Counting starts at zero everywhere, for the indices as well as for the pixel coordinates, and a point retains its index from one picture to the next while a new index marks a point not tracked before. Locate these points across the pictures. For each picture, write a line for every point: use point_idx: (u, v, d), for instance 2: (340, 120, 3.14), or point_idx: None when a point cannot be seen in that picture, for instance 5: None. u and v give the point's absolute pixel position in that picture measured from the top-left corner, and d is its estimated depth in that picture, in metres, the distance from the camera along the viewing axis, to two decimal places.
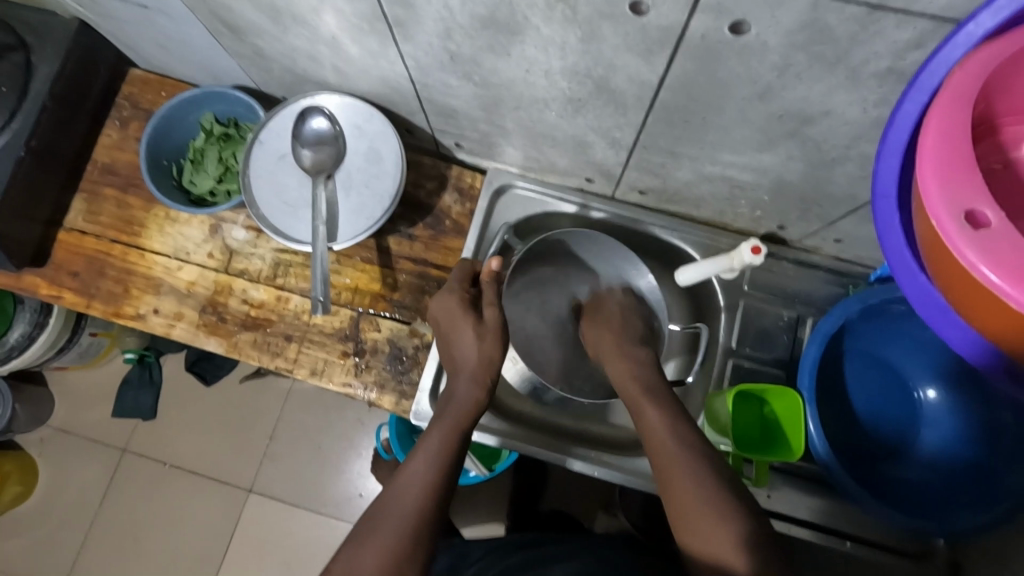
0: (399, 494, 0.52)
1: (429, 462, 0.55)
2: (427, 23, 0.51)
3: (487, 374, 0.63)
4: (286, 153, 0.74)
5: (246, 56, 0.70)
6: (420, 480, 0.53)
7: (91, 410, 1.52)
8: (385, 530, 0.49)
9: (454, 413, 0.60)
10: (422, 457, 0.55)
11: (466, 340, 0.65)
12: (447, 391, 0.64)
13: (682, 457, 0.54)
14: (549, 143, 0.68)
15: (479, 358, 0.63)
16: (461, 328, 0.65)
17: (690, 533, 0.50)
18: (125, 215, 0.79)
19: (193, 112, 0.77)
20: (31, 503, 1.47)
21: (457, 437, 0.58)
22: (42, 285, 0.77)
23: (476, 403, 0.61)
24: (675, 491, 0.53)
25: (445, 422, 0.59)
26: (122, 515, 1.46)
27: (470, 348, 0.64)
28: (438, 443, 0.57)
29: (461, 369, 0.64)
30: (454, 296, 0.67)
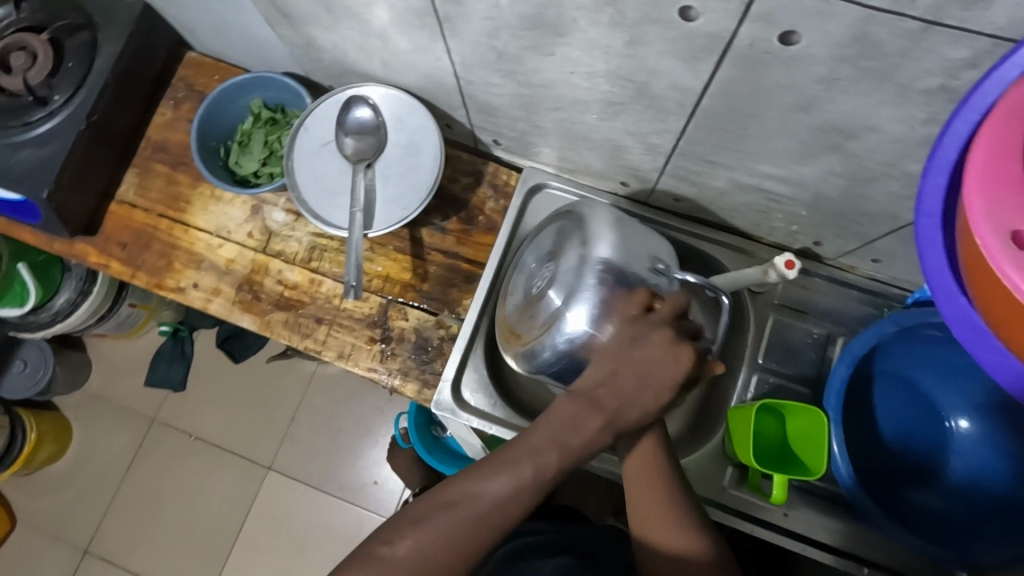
0: (465, 514, 0.48)
1: (564, 433, 0.51)
2: (475, 21, 0.52)
3: (609, 356, 0.54)
4: (329, 141, 0.75)
5: (297, 45, 0.72)
6: (558, 438, 0.51)
7: (126, 379, 1.62)
8: (516, 467, 0.50)
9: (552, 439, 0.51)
10: (503, 468, 0.50)
11: (649, 347, 0.52)
12: (588, 391, 0.52)
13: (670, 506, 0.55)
14: (585, 144, 0.69)
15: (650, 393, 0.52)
16: (651, 334, 0.53)
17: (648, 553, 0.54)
18: (172, 191, 0.82)
19: (243, 96, 0.80)
20: (66, 461, 1.57)
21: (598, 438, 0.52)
22: (92, 254, 0.80)
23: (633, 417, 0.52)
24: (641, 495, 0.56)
25: (596, 409, 0.52)
26: (153, 476, 1.57)
27: (646, 372, 0.52)
28: (578, 429, 0.51)
29: (632, 375, 0.52)
30: (667, 333, 0.53)
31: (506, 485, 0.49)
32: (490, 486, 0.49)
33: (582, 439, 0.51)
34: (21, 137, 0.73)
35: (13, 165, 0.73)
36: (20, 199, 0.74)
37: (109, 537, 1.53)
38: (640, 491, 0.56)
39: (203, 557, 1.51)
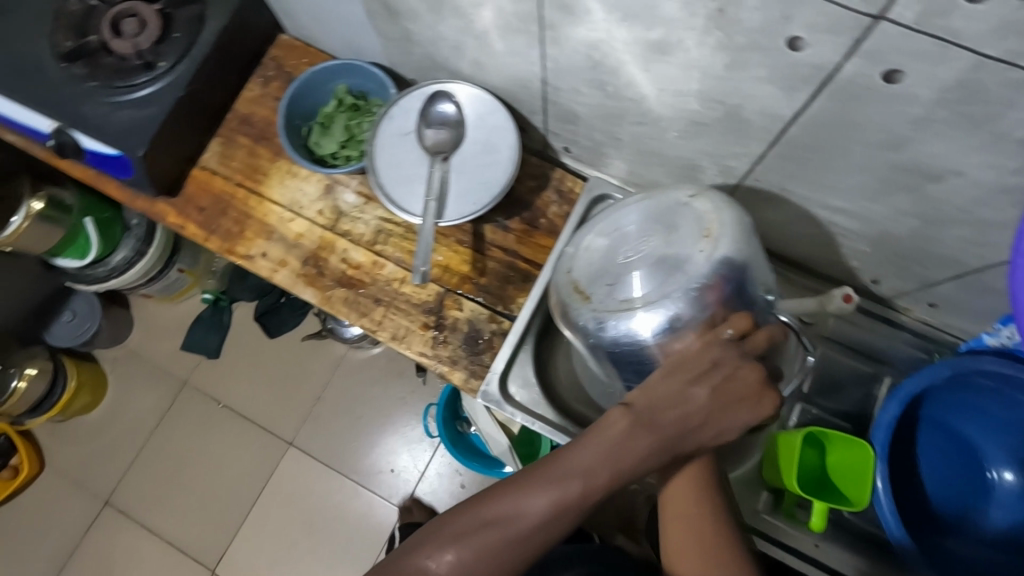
0: (507, 531, 0.52)
1: (606, 453, 0.53)
2: (579, 31, 0.55)
3: (688, 374, 0.53)
4: (409, 131, 0.77)
5: (392, 38, 0.76)
6: (601, 456, 0.53)
7: (163, 340, 1.67)
8: (556, 485, 0.53)
9: (597, 463, 0.53)
10: (542, 486, 0.53)
11: (739, 381, 0.53)
12: (650, 413, 0.53)
13: (708, 540, 0.56)
14: (657, 161, 0.71)
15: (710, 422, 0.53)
16: (741, 368, 0.53)
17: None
18: (252, 163, 0.86)
19: (330, 81, 0.84)
20: (98, 413, 1.62)
21: (649, 461, 0.53)
22: (171, 214, 0.85)
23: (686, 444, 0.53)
24: (680, 527, 0.56)
25: (655, 430, 0.53)
26: (178, 439, 1.61)
27: (719, 408, 0.53)
28: (626, 450, 0.52)
29: (710, 406, 0.52)
30: (755, 372, 0.53)
31: (550, 503, 0.52)
32: (533, 503, 0.52)
33: (636, 461, 0.52)
34: (125, 97, 0.78)
35: (116, 122, 0.77)
36: (115, 154, 0.79)
37: (131, 492, 1.57)
38: (675, 522, 0.57)
39: (218, 523, 1.55)
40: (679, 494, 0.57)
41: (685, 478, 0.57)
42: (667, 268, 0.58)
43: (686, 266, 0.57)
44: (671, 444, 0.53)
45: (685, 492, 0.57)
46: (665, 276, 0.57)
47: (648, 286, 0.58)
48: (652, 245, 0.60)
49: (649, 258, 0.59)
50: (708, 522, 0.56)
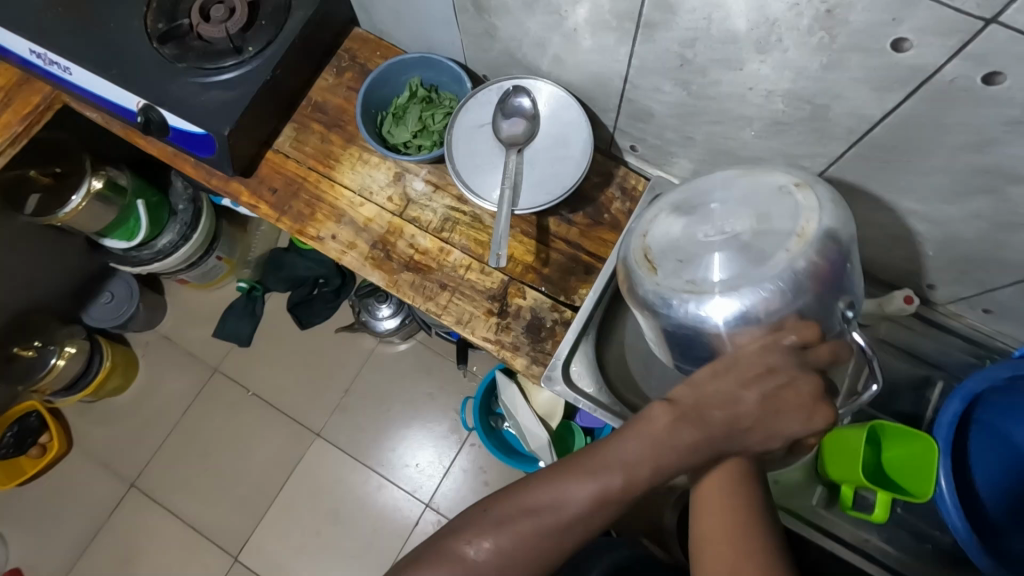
0: (546, 521, 0.50)
1: (654, 445, 0.50)
2: (677, 30, 0.58)
3: (740, 376, 0.51)
4: (484, 123, 0.80)
5: (473, 34, 0.79)
6: (651, 447, 0.50)
7: (195, 327, 1.69)
8: (599, 473, 0.51)
9: (637, 442, 0.51)
10: (583, 472, 0.51)
11: (794, 389, 0.50)
12: (702, 405, 0.50)
13: (747, 545, 0.48)
14: (727, 161, 0.74)
15: (764, 426, 0.50)
16: (798, 376, 0.50)
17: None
18: (324, 148, 0.89)
19: (408, 72, 0.87)
20: (128, 395, 1.64)
21: (699, 456, 0.50)
22: (244, 193, 0.87)
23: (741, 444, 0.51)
24: (715, 527, 0.50)
25: (704, 427, 0.50)
26: (207, 425, 1.62)
27: (770, 414, 0.50)
28: (676, 442, 0.50)
29: (760, 411, 0.50)
30: (813, 380, 0.50)
31: (591, 492, 0.50)
32: (573, 492, 0.50)
33: (685, 454, 0.50)
34: (212, 79, 0.81)
35: (202, 102, 0.80)
36: (199, 133, 0.81)
37: (157, 476, 1.58)
38: (708, 497, 0.51)
39: (244, 509, 1.56)
40: (716, 488, 0.51)
41: (729, 473, 0.51)
42: (756, 261, 0.58)
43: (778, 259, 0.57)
44: (715, 443, 0.50)
45: (727, 489, 0.51)
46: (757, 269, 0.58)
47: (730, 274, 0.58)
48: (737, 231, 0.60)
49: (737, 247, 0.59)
50: (748, 505, 0.50)
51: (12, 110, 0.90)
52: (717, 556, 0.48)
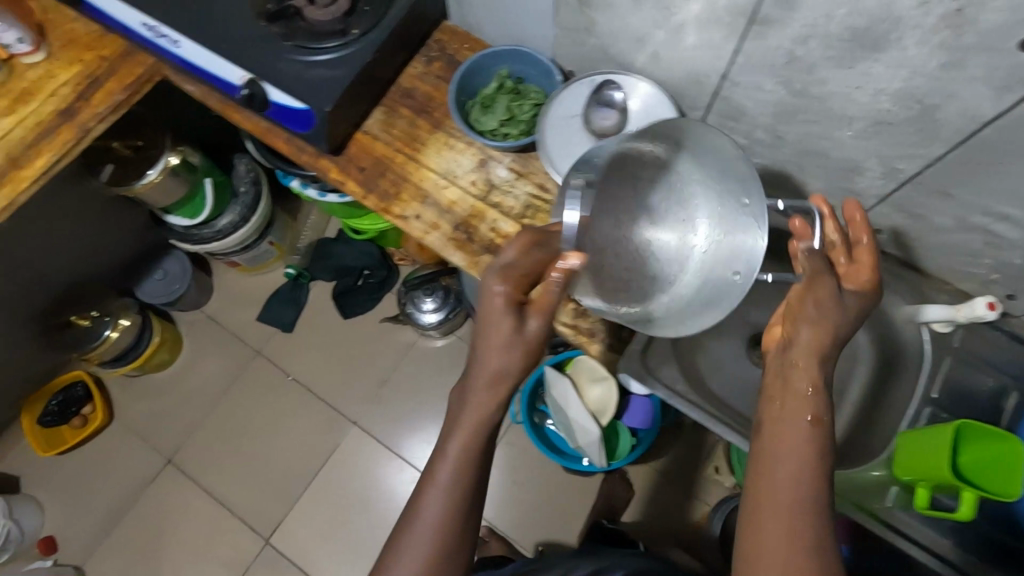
0: (439, 478, 0.64)
1: (497, 358, 0.61)
2: (792, 27, 0.60)
3: (490, 304, 0.62)
4: (576, 115, 0.83)
5: (571, 28, 0.82)
6: (491, 364, 0.62)
7: (240, 310, 1.72)
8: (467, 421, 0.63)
9: (497, 317, 0.60)
10: (462, 417, 0.64)
11: (489, 300, 0.61)
12: (482, 303, 0.62)
13: (797, 508, 0.54)
14: (816, 162, 0.76)
15: (517, 341, 0.61)
16: (502, 282, 0.61)
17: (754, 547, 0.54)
18: (412, 132, 0.92)
19: (496, 64, 0.91)
20: (170, 373, 1.66)
21: (497, 360, 0.62)
22: (333, 170, 0.90)
23: (505, 353, 0.61)
24: (774, 485, 0.55)
25: (491, 338, 0.61)
26: (246, 406, 1.64)
27: (488, 325, 0.61)
28: (472, 344, 0.62)
29: (490, 325, 0.61)
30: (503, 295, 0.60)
31: (461, 439, 0.63)
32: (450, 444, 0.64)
33: (495, 370, 0.62)
34: (318, 58, 0.85)
35: (307, 79, 0.84)
36: (299, 108, 0.85)
37: (194, 453, 1.60)
38: (774, 456, 0.57)
39: (277, 492, 1.57)
40: (786, 453, 0.56)
41: (796, 438, 0.56)
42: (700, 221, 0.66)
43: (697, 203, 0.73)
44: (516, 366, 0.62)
45: (789, 455, 0.56)
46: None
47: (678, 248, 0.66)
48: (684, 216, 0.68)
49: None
50: (798, 487, 0.54)
51: (116, 78, 0.95)
52: (764, 545, 0.54)
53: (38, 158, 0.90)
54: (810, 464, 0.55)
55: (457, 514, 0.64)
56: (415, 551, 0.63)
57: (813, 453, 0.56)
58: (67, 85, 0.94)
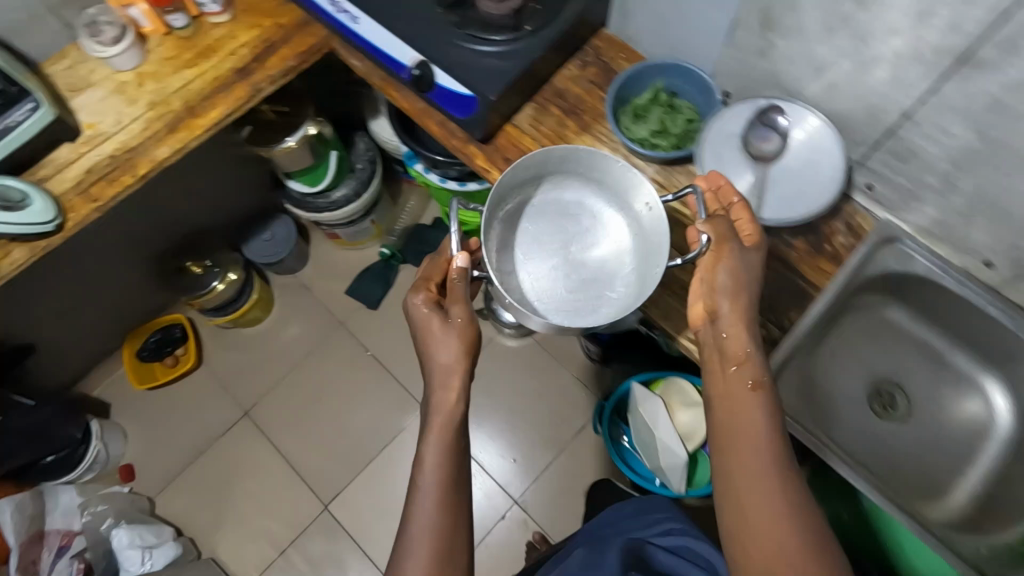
0: (427, 483, 0.74)
1: (450, 347, 0.82)
2: (1008, 71, 0.60)
3: (429, 322, 0.84)
4: (735, 135, 0.83)
5: (743, 50, 0.83)
6: (445, 358, 0.82)
7: (331, 281, 1.78)
8: (437, 423, 0.79)
9: (449, 341, 0.82)
10: (438, 431, 0.78)
11: (440, 325, 0.84)
12: (423, 325, 0.85)
13: (756, 457, 0.65)
14: (986, 213, 0.75)
15: (459, 333, 0.83)
16: (448, 310, 0.84)
17: (747, 520, 0.62)
18: (560, 132, 0.94)
19: (654, 76, 0.92)
20: (258, 330, 1.73)
21: (458, 351, 0.82)
22: (480, 157, 0.93)
23: (461, 339, 0.83)
24: (732, 453, 0.66)
25: (440, 341, 0.83)
26: (323, 373, 1.69)
27: (442, 334, 0.83)
28: (434, 350, 0.83)
29: (437, 335, 0.83)
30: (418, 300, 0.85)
31: (438, 440, 0.77)
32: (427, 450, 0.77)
33: (460, 360, 0.82)
34: (490, 47, 0.88)
35: (479, 67, 0.87)
36: (464, 95, 0.89)
37: (270, 409, 1.66)
38: (730, 425, 0.68)
39: (341, 460, 1.61)
40: (742, 415, 0.68)
41: (750, 409, 0.68)
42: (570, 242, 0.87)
43: (627, 240, 0.87)
44: (467, 349, 0.83)
45: (747, 421, 0.67)
46: (612, 251, 0.88)
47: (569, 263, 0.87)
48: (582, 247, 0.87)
49: (596, 244, 0.87)
50: (765, 456, 0.65)
51: (290, 45, 1.01)
52: (762, 533, 0.61)
53: (213, 109, 0.97)
54: (769, 420, 0.67)
55: (450, 515, 0.73)
56: (416, 559, 0.69)
57: (763, 418, 0.67)
58: (246, 47, 1.01)
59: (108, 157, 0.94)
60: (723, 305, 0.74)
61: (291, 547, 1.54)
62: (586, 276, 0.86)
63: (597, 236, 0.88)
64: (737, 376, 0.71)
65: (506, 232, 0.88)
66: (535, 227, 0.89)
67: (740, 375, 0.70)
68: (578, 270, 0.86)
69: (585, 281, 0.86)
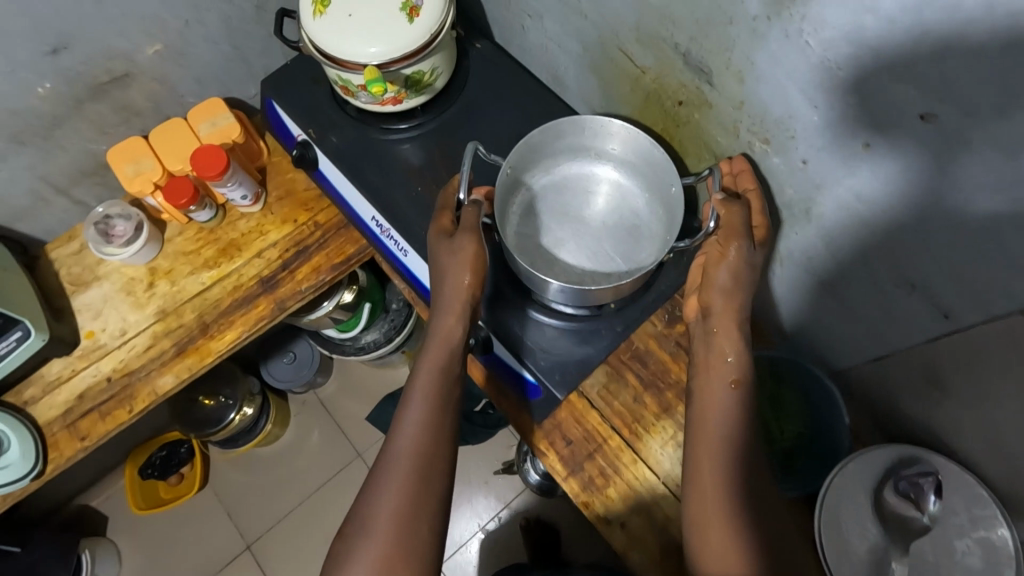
0: (418, 435, 0.62)
1: (454, 294, 0.67)
2: None
3: (436, 247, 0.69)
4: (865, 496, 0.63)
5: (897, 377, 0.65)
6: (452, 317, 0.67)
7: (354, 403, 1.64)
8: (424, 375, 0.66)
9: (455, 274, 0.67)
10: (425, 387, 0.65)
11: (454, 251, 0.67)
12: (432, 270, 0.69)
13: (735, 454, 0.57)
14: None
15: (472, 257, 0.67)
16: (461, 238, 0.67)
17: (704, 522, 0.55)
18: (635, 410, 0.77)
19: (762, 364, 0.74)
20: (271, 450, 1.60)
21: (472, 299, 0.68)
22: (536, 434, 0.77)
23: (470, 287, 0.68)
24: (709, 432, 0.59)
25: (449, 281, 0.67)
26: (335, 511, 1.55)
27: (450, 262, 0.67)
28: (447, 298, 0.67)
29: (445, 266, 0.67)
30: (436, 231, 0.69)
31: (428, 399, 0.64)
32: (412, 408, 0.64)
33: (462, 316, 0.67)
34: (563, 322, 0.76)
35: (554, 351, 0.76)
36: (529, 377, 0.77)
37: (273, 547, 1.53)
38: (709, 417, 0.60)
39: None
40: (723, 399, 0.60)
41: (733, 409, 0.60)
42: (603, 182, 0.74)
43: (652, 224, 0.72)
44: (477, 292, 0.68)
45: (720, 420, 0.59)
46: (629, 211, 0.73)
47: (598, 203, 0.74)
48: (607, 195, 0.74)
49: (608, 213, 0.73)
50: (718, 434, 0.59)
51: (325, 252, 0.86)
52: (711, 535, 0.54)
53: (230, 329, 0.83)
54: (739, 420, 0.59)
55: (432, 429, 0.63)
56: (393, 487, 0.59)
57: (736, 413, 0.59)
58: (274, 248, 0.87)
59: (105, 380, 0.81)
60: (722, 287, 0.62)
61: None
62: (606, 240, 0.71)
63: (609, 203, 0.73)
64: (707, 391, 0.61)
65: (514, 205, 0.73)
66: (535, 203, 0.73)
67: (733, 362, 0.61)
68: (581, 231, 0.72)
69: (601, 262, 0.70)
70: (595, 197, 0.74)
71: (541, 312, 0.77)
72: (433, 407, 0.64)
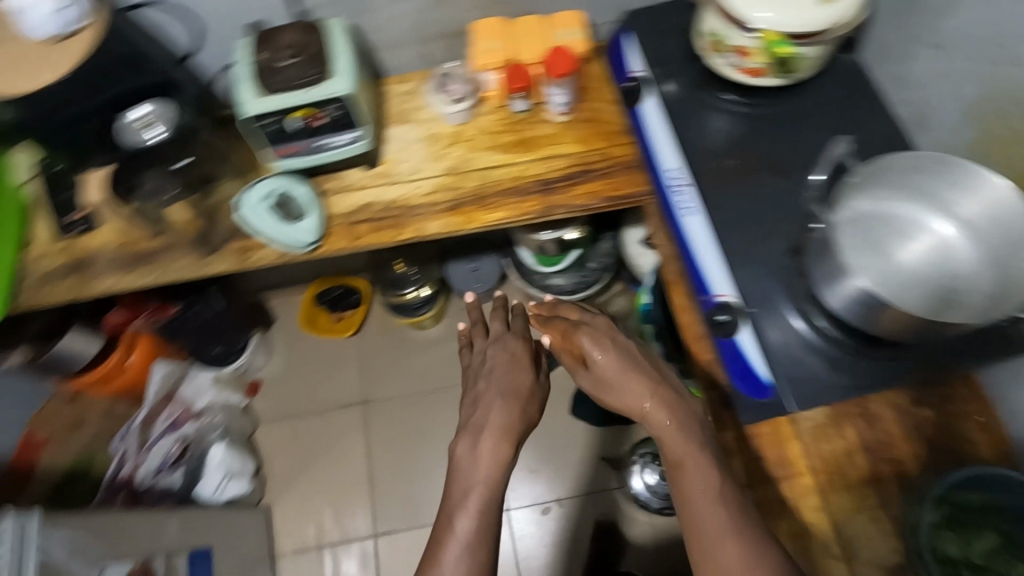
0: (484, 479, 0.79)
1: (497, 390, 0.90)
2: None
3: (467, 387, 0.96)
4: None
5: None
6: (490, 412, 0.86)
7: None
8: (485, 436, 0.83)
9: (507, 369, 0.93)
10: (489, 446, 0.82)
11: (500, 363, 0.94)
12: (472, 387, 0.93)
13: (707, 481, 0.68)
14: None
15: (504, 374, 0.92)
16: (503, 355, 0.97)
17: (704, 539, 0.65)
18: (842, 464, 0.73)
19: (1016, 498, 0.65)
20: (416, 334, 1.75)
21: (513, 380, 0.91)
22: None
23: (517, 379, 0.92)
24: (681, 487, 0.69)
25: (489, 373, 0.93)
26: (444, 413, 1.66)
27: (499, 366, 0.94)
28: (494, 386, 0.91)
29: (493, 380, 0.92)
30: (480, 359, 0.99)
31: (495, 448, 0.82)
32: (480, 460, 0.81)
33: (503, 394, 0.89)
34: (817, 339, 0.70)
35: (794, 363, 0.70)
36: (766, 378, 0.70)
37: (383, 413, 1.68)
38: (681, 468, 0.70)
39: (414, 503, 1.60)
40: (690, 459, 0.70)
41: (693, 452, 0.71)
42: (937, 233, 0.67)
43: (972, 291, 0.64)
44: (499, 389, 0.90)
45: (688, 459, 0.70)
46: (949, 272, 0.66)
47: (920, 249, 0.67)
48: (934, 246, 0.67)
49: (924, 263, 0.67)
50: (690, 486, 0.68)
51: (605, 182, 0.91)
52: (722, 546, 0.63)
53: (499, 209, 0.91)
54: (702, 458, 0.70)
55: (498, 463, 0.81)
56: (466, 519, 0.76)
57: (702, 461, 0.70)
58: (563, 160, 0.93)
59: (386, 202, 0.93)
60: (624, 370, 0.80)
61: (328, 547, 1.57)
62: (912, 287, 0.65)
63: (931, 255, 0.67)
64: (673, 426, 0.74)
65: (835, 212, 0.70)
66: (854, 222, 0.70)
67: (677, 418, 0.74)
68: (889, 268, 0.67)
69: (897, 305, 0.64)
70: (920, 242, 0.68)
71: (796, 315, 0.71)
72: (491, 453, 0.81)
